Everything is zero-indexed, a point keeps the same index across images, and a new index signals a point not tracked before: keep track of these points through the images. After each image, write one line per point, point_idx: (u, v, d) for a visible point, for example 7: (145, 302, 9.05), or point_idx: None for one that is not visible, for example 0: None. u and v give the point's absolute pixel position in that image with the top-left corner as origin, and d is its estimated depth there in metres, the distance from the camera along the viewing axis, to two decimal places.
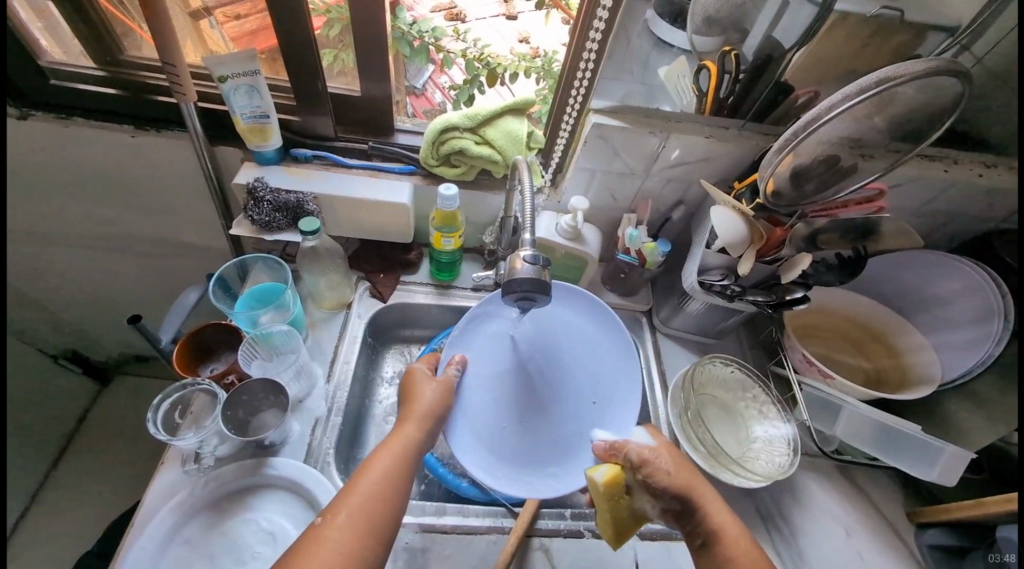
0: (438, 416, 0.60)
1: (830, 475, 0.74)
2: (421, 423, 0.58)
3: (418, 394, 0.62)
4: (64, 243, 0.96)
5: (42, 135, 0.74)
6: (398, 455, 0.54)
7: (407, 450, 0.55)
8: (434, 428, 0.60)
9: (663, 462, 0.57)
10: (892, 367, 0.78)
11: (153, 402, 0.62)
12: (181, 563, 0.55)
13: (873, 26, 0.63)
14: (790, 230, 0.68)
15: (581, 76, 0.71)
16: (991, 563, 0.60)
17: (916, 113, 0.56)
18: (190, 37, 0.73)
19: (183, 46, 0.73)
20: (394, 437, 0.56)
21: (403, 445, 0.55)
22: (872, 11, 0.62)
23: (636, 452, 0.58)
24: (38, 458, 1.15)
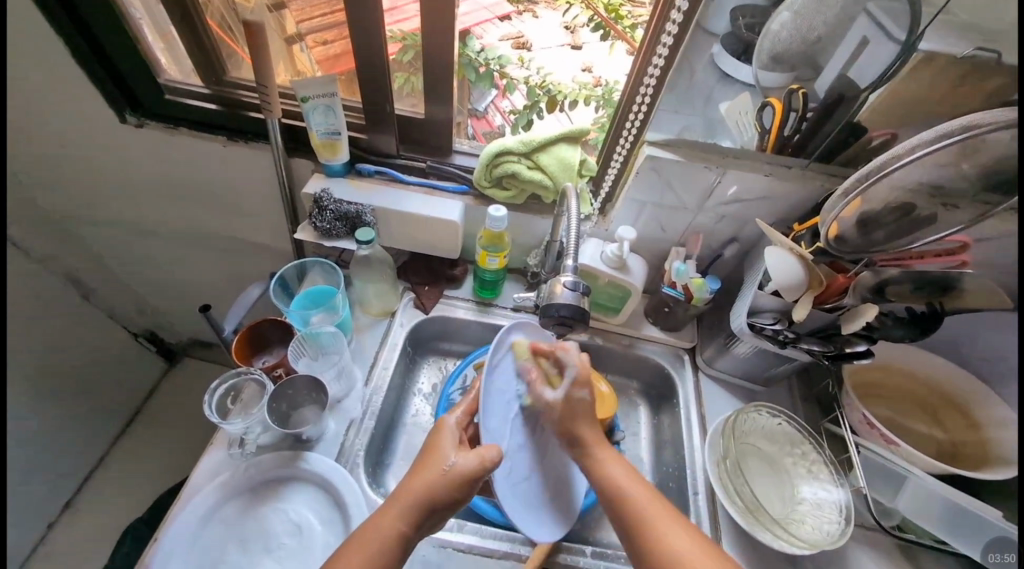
0: (435, 500, 0.53)
1: (887, 552, 0.66)
2: (407, 514, 0.52)
3: (420, 475, 0.55)
4: (157, 234, 1.08)
5: (151, 141, 0.85)
6: (377, 545, 0.50)
7: (386, 548, 0.50)
8: (424, 520, 0.53)
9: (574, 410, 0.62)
10: (972, 442, 0.70)
11: (210, 385, 0.66)
12: (216, 540, 0.58)
13: (966, 68, 0.58)
14: (854, 278, 0.64)
15: (636, 108, 0.71)
16: None
17: (1005, 167, 0.50)
18: (282, 58, 0.82)
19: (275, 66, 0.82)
20: (379, 518, 0.52)
21: (382, 540, 0.51)
22: (965, 52, 0.58)
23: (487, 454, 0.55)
24: (110, 425, 1.27)
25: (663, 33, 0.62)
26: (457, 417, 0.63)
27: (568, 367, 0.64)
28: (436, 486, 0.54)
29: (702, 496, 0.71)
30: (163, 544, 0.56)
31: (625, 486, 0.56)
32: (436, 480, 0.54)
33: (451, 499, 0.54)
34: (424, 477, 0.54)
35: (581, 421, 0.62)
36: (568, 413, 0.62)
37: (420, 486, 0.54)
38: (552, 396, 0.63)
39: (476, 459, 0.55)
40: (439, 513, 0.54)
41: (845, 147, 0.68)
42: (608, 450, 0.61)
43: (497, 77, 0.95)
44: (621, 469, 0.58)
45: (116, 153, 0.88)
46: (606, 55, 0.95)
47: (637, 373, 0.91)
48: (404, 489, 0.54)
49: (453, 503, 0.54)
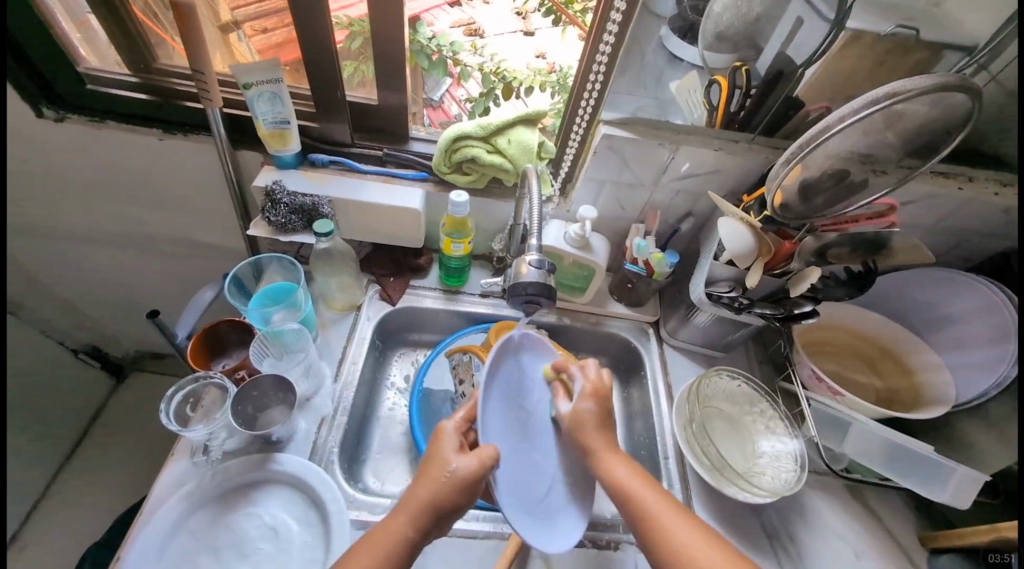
0: (437, 502, 0.51)
1: (837, 493, 0.72)
2: (416, 514, 0.51)
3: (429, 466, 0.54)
4: (90, 240, 1.00)
5: (74, 137, 0.78)
6: (385, 548, 0.49)
7: (391, 549, 0.49)
8: (435, 523, 0.52)
9: (586, 411, 0.61)
10: (906, 387, 0.76)
11: (166, 393, 0.62)
12: (186, 553, 0.56)
13: (887, 44, 0.63)
14: (799, 243, 0.67)
15: (590, 87, 0.72)
16: None
17: (926, 125, 0.57)
18: (219, 48, 0.77)
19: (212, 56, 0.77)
20: (388, 523, 0.51)
21: (392, 537, 0.50)
22: (886, 30, 0.62)
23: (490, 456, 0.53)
24: (56, 448, 1.19)
25: (609, 15, 0.64)
26: (456, 423, 0.59)
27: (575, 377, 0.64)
28: (444, 491, 0.51)
29: (672, 459, 0.75)
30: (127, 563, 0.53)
31: (632, 490, 0.55)
32: (441, 485, 0.52)
33: (456, 504, 0.52)
34: (428, 486, 0.52)
35: (591, 432, 0.60)
36: (576, 422, 0.61)
37: (425, 492, 0.52)
38: (566, 408, 0.63)
39: (478, 463, 0.52)
40: (446, 516, 0.52)
41: (786, 120, 0.72)
42: (617, 454, 0.59)
43: (450, 65, 0.93)
44: (627, 469, 0.57)
45: (34, 152, 0.80)
46: (559, 41, 0.95)
47: (605, 350, 0.93)
48: (411, 495, 0.52)
49: (459, 506, 0.52)
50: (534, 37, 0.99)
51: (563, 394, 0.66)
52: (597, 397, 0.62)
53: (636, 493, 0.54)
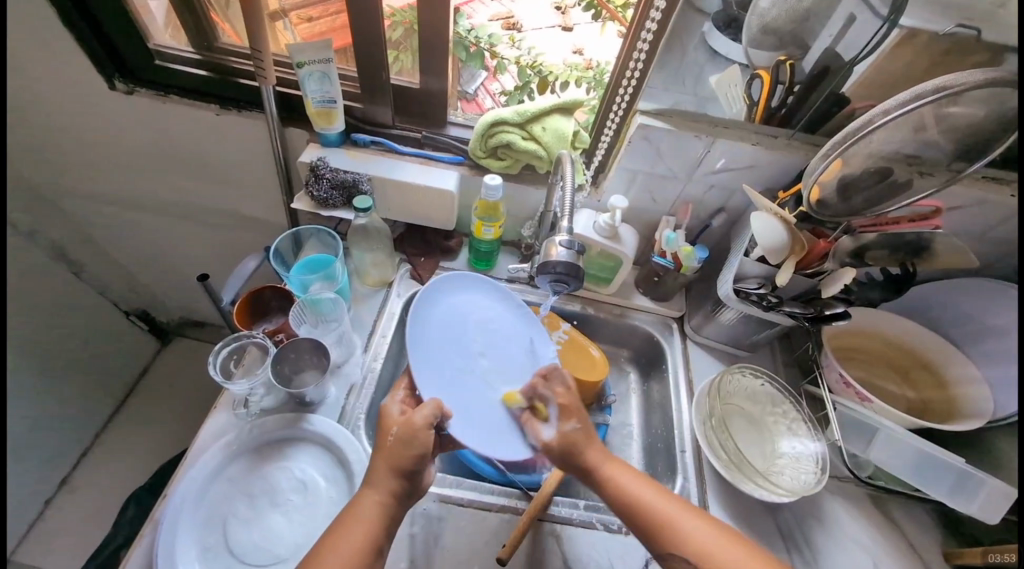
0: (404, 469, 0.55)
1: (859, 500, 0.71)
2: (382, 486, 0.54)
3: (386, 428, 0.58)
4: (147, 208, 1.07)
5: (141, 109, 0.84)
6: (365, 519, 0.52)
7: (372, 517, 0.52)
8: (407, 486, 0.55)
9: (570, 426, 0.62)
10: (940, 398, 0.74)
11: (214, 346, 0.67)
12: (224, 496, 0.60)
13: (946, 44, 0.61)
14: (834, 243, 0.66)
15: (628, 78, 0.72)
16: None
17: (970, 127, 0.54)
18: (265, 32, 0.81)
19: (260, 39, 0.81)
20: (359, 499, 0.54)
21: (366, 509, 0.53)
22: (945, 29, 0.60)
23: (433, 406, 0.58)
24: (106, 401, 1.28)
25: (653, 4, 0.64)
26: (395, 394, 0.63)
27: (552, 404, 0.64)
28: (398, 452, 0.55)
29: (688, 453, 0.74)
30: (173, 501, 0.58)
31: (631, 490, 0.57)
32: (393, 450, 0.56)
33: (415, 465, 0.55)
34: (385, 458, 0.55)
35: (585, 450, 0.60)
36: (568, 446, 0.60)
37: (383, 462, 0.55)
38: (547, 423, 0.63)
39: (416, 416, 0.58)
40: (408, 482, 0.55)
41: (829, 117, 0.71)
42: (600, 451, 0.61)
43: (487, 57, 0.95)
44: (682, 514, 0.54)
45: (105, 123, 0.87)
46: (598, 36, 0.96)
47: (628, 342, 0.94)
48: (374, 470, 0.55)
49: (421, 464, 0.56)
50: (572, 33, 0.99)
51: (534, 418, 0.65)
52: (569, 400, 0.64)
53: (633, 492, 0.57)
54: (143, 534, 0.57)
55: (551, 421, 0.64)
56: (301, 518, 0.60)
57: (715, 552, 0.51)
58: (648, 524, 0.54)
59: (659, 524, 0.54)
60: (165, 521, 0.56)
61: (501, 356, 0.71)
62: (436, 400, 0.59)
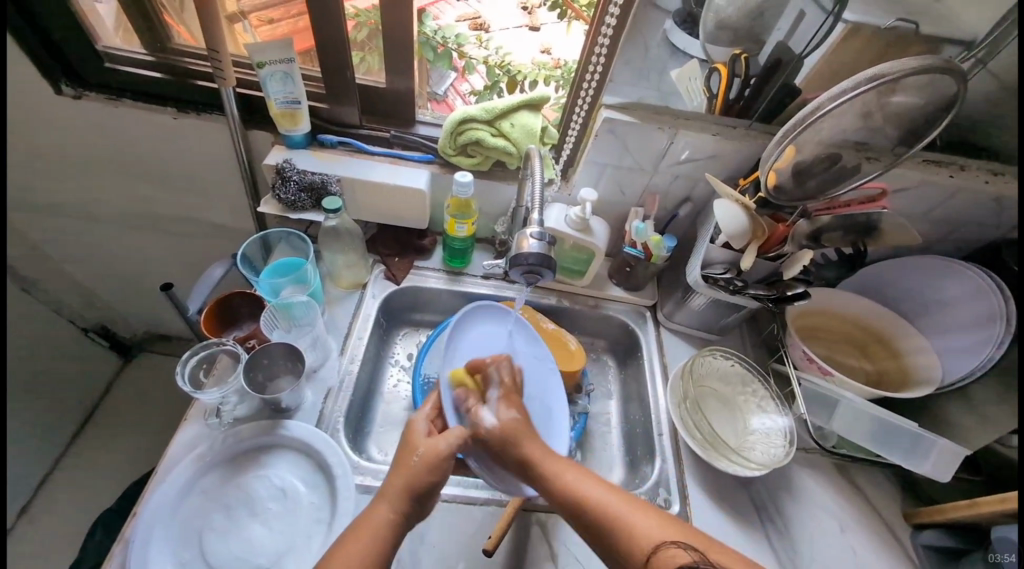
0: (419, 486, 0.54)
1: (826, 471, 0.75)
2: (394, 501, 0.54)
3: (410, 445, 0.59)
4: (102, 218, 1.02)
5: (91, 114, 0.80)
6: (375, 532, 0.51)
7: (381, 534, 0.51)
8: (418, 506, 0.55)
9: (509, 417, 0.61)
10: (894, 368, 0.79)
11: (181, 356, 0.65)
12: (199, 510, 0.58)
13: (889, 38, 0.66)
14: (792, 227, 0.70)
15: (590, 78, 0.75)
16: (990, 562, 0.60)
17: (911, 115, 0.59)
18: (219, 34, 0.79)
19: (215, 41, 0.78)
20: (371, 515, 0.53)
21: (377, 523, 0.52)
22: (887, 23, 0.66)
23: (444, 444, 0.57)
24: (66, 423, 1.22)
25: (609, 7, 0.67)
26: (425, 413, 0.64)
27: (491, 388, 0.65)
28: (418, 474, 0.55)
29: (666, 436, 0.77)
30: (144, 517, 0.56)
31: (583, 491, 0.53)
32: (413, 469, 0.55)
33: (432, 482, 0.55)
34: (403, 474, 0.55)
35: (523, 439, 0.59)
36: (507, 436, 0.59)
37: (400, 483, 0.55)
38: (488, 418, 0.61)
39: (443, 440, 0.58)
40: (420, 504, 0.55)
41: (782, 107, 0.74)
42: (558, 459, 0.57)
43: (455, 57, 0.95)
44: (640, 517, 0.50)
45: (53, 130, 0.83)
46: (564, 35, 0.97)
47: (603, 333, 0.96)
48: (390, 487, 0.55)
49: (436, 487, 0.55)
50: (539, 32, 1.00)
51: (473, 398, 0.64)
52: (510, 391, 0.65)
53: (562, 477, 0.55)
54: (113, 554, 0.55)
55: (491, 406, 0.63)
56: (281, 525, 0.59)
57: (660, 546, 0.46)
58: (612, 528, 0.50)
59: (618, 529, 0.49)
60: (136, 538, 0.54)
61: (463, 375, 0.67)
62: (462, 428, 0.60)
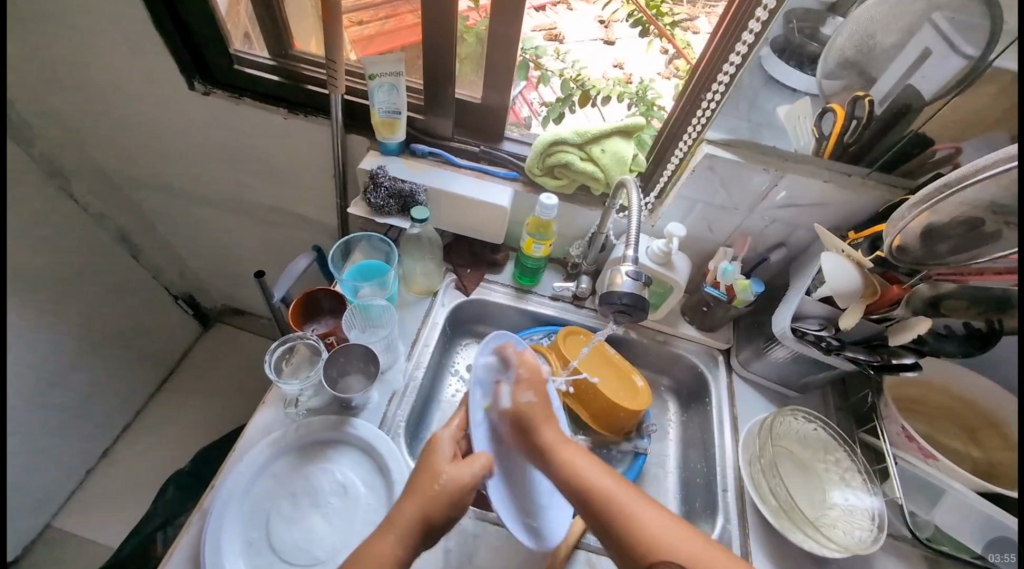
0: (436, 514, 0.53)
1: (915, 564, 0.66)
2: (403, 535, 0.51)
3: (432, 457, 0.58)
4: (207, 200, 1.11)
5: (215, 109, 0.88)
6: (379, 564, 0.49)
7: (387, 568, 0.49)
8: (428, 537, 0.53)
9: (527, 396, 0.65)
10: (1007, 461, 0.68)
11: (270, 345, 0.69)
12: (269, 494, 0.61)
13: None
14: (909, 290, 0.63)
15: (706, 104, 0.70)
16: None
17: None
18: (316, 35, 0.84)
19: (310, 44, 0.84)
20: (374, 549, 0.50)
21: (381, 554, 0.50)
22: None
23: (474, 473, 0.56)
24: (149, 380, 1.34)
25: (740, 35, 0.62)
26: (450, 434, 0.62)
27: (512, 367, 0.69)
28: (437, 504, 0.53)
29: (731, 493, 0.71)
30: (220, 493, 0.59)
31: (589, 475, 0.56)
32: (433, 500, 0.53)
33: (445, 519, 0.54)
34: (418, 501, 0.53)
35: (541, 422, 0.62)
36: (520, 422, 0.63)
37: (415, 510, 0.53)
38: (507, 402, 0.66)
39: (467, 469, 0.56)
40: (428, 539, 0.53)
41: (908, 158, 0.67)
42: (570, 446, 0.60)
43: (531, 67, 0.92)
44: (647, 508, 0.52)
45: (181, 120, 0.91)
46: (642, 52, 0.95)
47: (669, 371, 0.91)
48: (401, 513, 0.53)
49: (452, 519, 0.54)
50: (614, 46, 0.97)
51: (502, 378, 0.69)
52: (532, 374, 0.68)
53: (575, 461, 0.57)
54: (192, 521, 0.58)
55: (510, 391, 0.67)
56: (339, 521, 0.61)
57: (667, 538, 0.49)
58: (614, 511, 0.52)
59: (615, 509, 0.52)
60: (213, 513, 0.57)
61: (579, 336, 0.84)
62: (487, 457, 0.58)
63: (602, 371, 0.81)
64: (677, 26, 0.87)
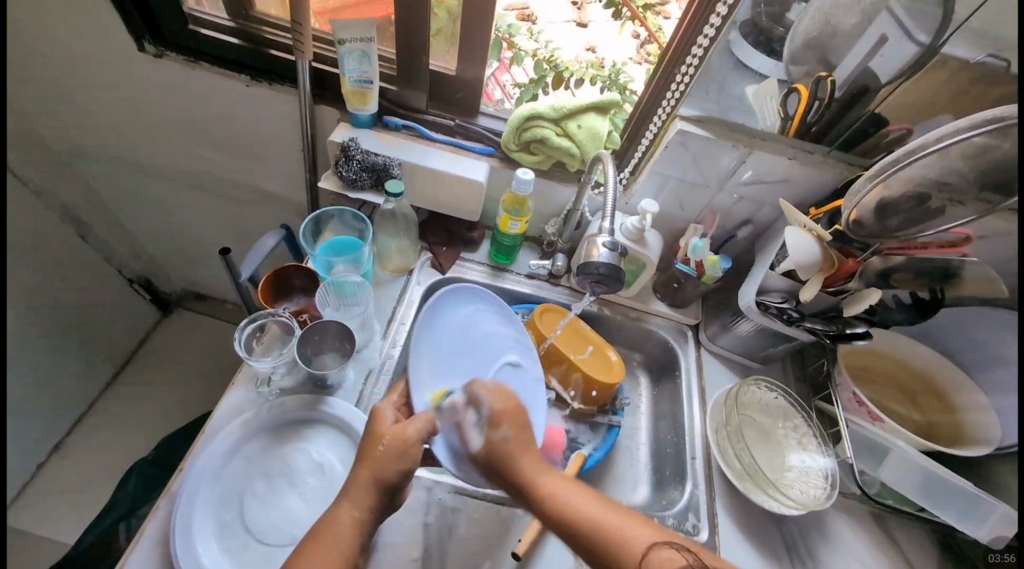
0: (387, 479, 0.53)
1: (861, 518, 0.72)
2: (355, 500, 0.52)
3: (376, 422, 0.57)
4: (162, 176, 1.05)
5: (169, 75, 0.82)
6: (339, 535, 0.50)
7: (349, 536, 0.50)
8: (385, 499, 0.53)
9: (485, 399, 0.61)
10: (947, 423, 0.74)
11: (240, 323, 0.67)
12: (242, 474, 0.60)
13: (974, 75, 0.62)
14: (863, 263, 0.67)
15: (678, 81, 0.71)
16: None
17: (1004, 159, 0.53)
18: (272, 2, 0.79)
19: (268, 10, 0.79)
20: (335, 517, 0.51)
21: (339, 522, 0.50)
22: (976, 57, 0.61)
23: (416, 428, 0.56)
24: (104, 368, 1.27)
25: (708, 17, 0.64)
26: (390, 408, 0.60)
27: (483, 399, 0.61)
28: (385, 464, 0.53)
29: (699, 460, 0.75)
30: (190, 475, 0.57)
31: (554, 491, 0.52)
32: (381, 459, 0.54)
33: (397, 476, 0.54)
34: (365, 467, 0.54)
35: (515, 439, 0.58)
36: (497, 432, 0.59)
37: (366, 474, 0.53)
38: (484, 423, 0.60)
39: (410, 426, 0.56)
40: (388, 497, 0.54)
41: (864, 138, 0.71)
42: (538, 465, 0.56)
43: (504, 45, 0.92)
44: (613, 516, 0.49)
45: (131, 86, 0.85)
46: (614, 35, 0.96)
47: (641, 347, 0.94)
48: (354, 481, 0.53)
49: (406, 478, 0.54)
50: (587, 29, 0.97)
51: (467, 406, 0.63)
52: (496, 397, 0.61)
53: (555, 492, 0.53)
54: (159, 506, 0.56)
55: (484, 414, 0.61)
56: (316, 499, 0.60)
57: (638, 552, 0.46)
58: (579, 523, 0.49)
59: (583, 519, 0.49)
60: (183, 496, 0.56)
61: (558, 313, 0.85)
62: (430, 413, 0.58)
63: (577, 347, 0.82)
64: (649, 9, 0.89)
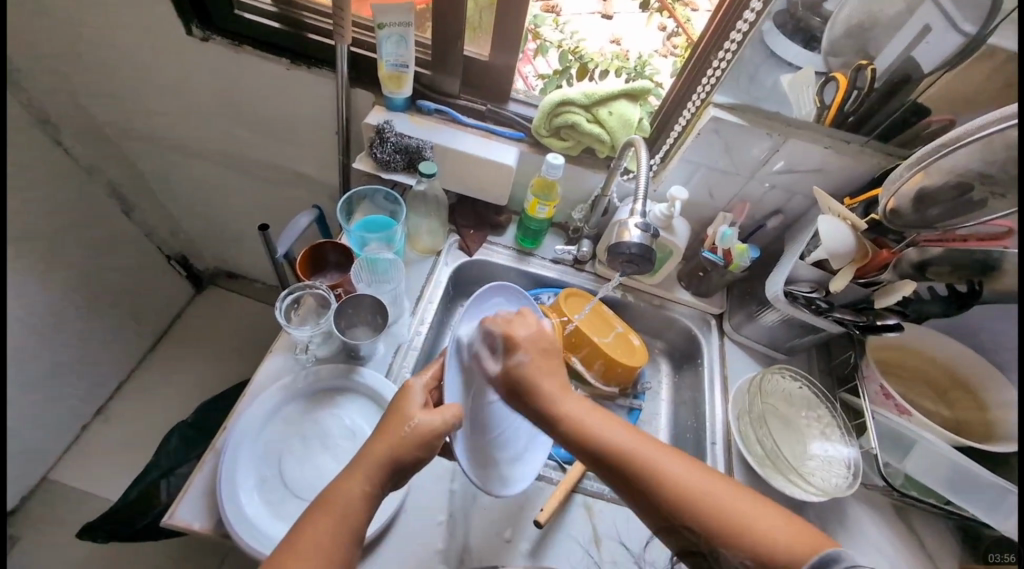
0: (404, 462, 0.52)
1: (882, 510, 0.72)
2: (370, 476, 0.52)
3: (404, 401, 0.57)
4: (202, 156, 1.09)
5: (213, 57, 0.85)
6: (346, 510, 0.49)
7: (357, 510, 0.50)
8: (390, 483, 0.53)
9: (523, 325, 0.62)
10: (977, 420, 0.73)
11: (280, 293, 0.70)
12: (280, 435, 0.63)
13: None
14: (898, 254, 0.66)
15: (712, 70, 0.71)
16: None
17: None
18: None
19: None
20: (344, 488, 0.51)
21: (345, 501, 0.50)
22: None
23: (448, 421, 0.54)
24: (142, 340, 1.33)
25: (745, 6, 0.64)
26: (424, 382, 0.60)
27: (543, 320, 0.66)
28: (407, 447, 0.53)
29: (719, 445, 0.76)
30: (233, 433, 0.60)
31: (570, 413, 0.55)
32: (405, 442, 0.53)
33: (415, 458, 0.53)
34: (387, 440, 0.53)
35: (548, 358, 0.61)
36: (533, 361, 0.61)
37: (384, 450, 0.53)
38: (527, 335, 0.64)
39: (439, 418, 0.54)
40: (398, 477, 0.54)
41: (904, 127, 0.69)
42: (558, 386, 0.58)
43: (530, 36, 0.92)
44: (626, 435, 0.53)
45: (177, 69, 0.89)
46: (641, 26, 0.94)
47: (663, 335, 0.95)
48: (370, 455, 0.53)
49: (419, 463, 0.54)
50: (612, 21, 0.95)
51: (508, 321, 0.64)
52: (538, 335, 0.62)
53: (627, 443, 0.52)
54: (205, 460, 0.60)
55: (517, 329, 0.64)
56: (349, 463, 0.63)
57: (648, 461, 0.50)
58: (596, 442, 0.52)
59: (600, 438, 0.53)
60: (227, 452, 0.59)
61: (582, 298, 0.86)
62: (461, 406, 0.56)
63: (600, 330, 0.83)
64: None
